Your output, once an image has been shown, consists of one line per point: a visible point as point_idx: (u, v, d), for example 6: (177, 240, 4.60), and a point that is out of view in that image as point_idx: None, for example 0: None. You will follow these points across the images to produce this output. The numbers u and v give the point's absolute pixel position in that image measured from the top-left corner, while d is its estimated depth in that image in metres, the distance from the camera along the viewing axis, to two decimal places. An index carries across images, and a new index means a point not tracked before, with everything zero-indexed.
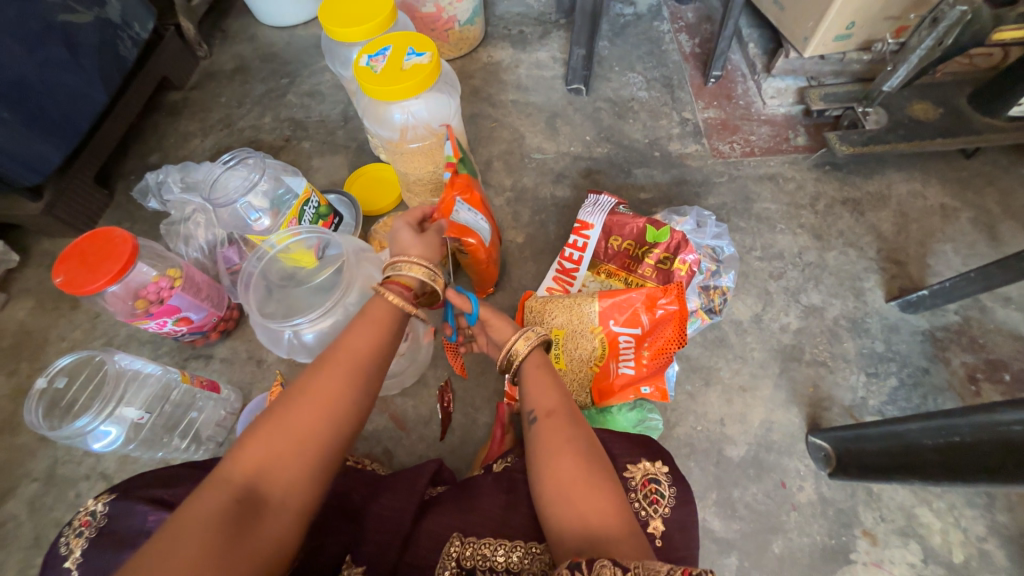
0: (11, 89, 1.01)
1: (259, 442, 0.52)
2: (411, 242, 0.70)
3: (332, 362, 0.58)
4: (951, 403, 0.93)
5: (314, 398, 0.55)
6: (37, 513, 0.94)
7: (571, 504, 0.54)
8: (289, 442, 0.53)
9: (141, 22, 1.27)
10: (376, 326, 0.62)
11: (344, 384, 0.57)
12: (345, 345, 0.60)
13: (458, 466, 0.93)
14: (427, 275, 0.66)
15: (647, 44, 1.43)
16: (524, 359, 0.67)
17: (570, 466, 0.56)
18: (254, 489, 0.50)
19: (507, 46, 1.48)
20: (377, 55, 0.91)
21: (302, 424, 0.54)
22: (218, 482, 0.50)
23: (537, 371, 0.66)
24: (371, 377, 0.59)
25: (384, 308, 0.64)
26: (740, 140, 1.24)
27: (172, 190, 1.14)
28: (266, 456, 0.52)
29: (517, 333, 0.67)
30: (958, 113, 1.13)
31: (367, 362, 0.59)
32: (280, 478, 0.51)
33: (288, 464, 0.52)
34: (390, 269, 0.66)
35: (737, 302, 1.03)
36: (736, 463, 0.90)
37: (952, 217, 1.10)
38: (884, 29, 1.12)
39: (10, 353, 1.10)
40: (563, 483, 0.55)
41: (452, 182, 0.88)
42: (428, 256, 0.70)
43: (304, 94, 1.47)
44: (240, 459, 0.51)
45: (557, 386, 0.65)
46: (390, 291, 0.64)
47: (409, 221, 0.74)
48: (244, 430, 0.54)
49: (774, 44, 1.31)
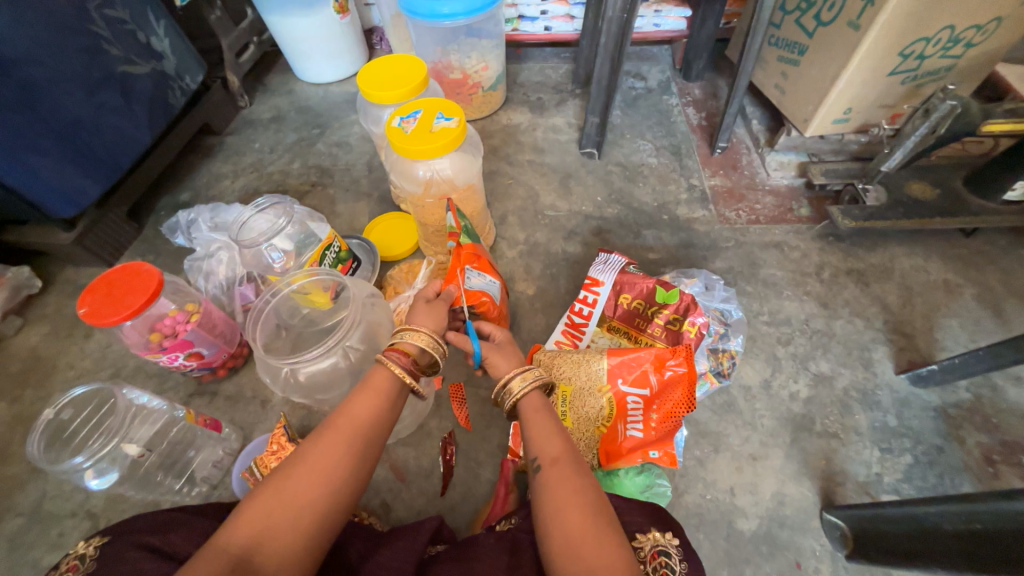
0: (66, 128, 1.09)
1: (257, 510, 0.52)
2: (421, 313, 0.75)
3: (334, 431, 0.59)
4: (969, 485, 0.90)
5: (314, 466, 0.56)
6: (15, 552, 0.90)
7: (580, 558, 0.52)
8: (288, 511, 0.52)
9: (191, 75, 1.40)
10: (378, 394, 0.64)
11: (344, 453, 0.57)
12: (347, 414, 0.61)
13: (458, 525, 0.89)
14: (432, 344, 0.69)
15: (657, 115, 1.53)
16: (526, 398, 0.66)
17: (578, 517, 0.55)
18: (249, 560, 0.49)
19: (525, 111, 1.59)
20: (408, 117, 0.98)
21: (301, 492, 0.54)
22: (212, 552, 0.48)
23: (539, 413, 0.66)
24: (371, 446, 0.60)
25: (385, 379, 0.65)
26: (745, 208, 1.29)
27: (200, 228, 1.19)
28: (264, 523, 0.51)
29: (519, 369, 0.68)
30: (954, 194, 1.19)
31: (367, 432, 0.60)
32: (277, 548, 0.50)
33: (285, 535, 0.51)
34: (395, 337, 0.69)
35: (745, 366, 1.03)
36: (747, 538, 0.86)
37: (956, 292, 1.12)
38: (880, 115, 1.21)
39: (17, 379, 1.10)
40: (573, 535, 0.54)
41: (458, 252, 0.90)
42: (433, 327, 0.73)
43: (333, 144, 1.56)
44: (236, 529, 0.50)
45: (560, 429, 0.64)
46: (391, 358, 0.66)
47: (427, 294, 0.80)
48: (242, 499, 0.53)
49: (776, 122, 1.41)
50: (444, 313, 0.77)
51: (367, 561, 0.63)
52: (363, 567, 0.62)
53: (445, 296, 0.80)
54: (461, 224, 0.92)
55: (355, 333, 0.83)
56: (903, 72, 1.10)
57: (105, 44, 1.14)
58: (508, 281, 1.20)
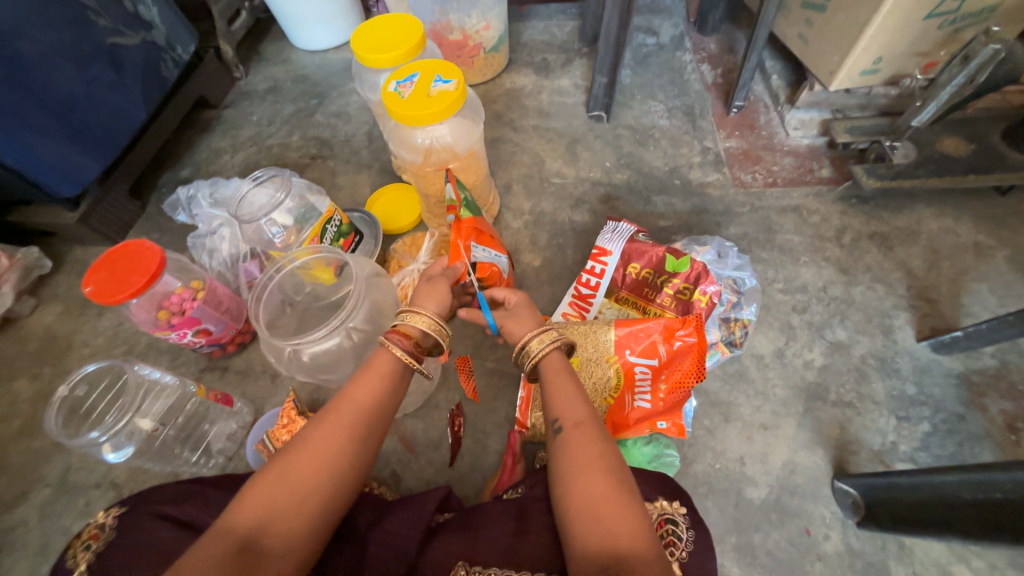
0: (59, 105, 1.07)
1: (262, 493, 0.52)
2: (424, 294, 0.74)
3: (336, 416, 0.59)
4: (989, 453, 0.87)
5: (317, 451, 0.56)
6: (47, 519, 0.94)
7: (599, 520, 0.51)
8: (293, 495, 0.53)
9: (182, 45, 1.35)
10: (380, 379, 0.63)
11: (346, 438, 0.57)
12: (349, 399, 0.61)
13: (467, 494, 0.90)
14: (433, 327, 0.67)
15: (669, 73, 1.44)
16: (547, 360, 0.66)
17: (599, 481, 0.54)
18: (256, 542, 0.49)
19: (530, 73, 1.51)
20: (404, 81, 0.94)
21: (304, 476, 0.54)
22: (219, 534, 0.49)
23: (559, 374, 0.65)
24: (374, 430, 0.60)
25: (388, 361, 0.64)
26: (762, 170, 1.23)
27: (201, 204, 1.17)
28: (269, 506, 0.51)
29: (538, 330, 0.68)
30: (990, 149, 1.11)
31: (370, 417, 0.60)
32: (283, 531, 0.51)
33: (291, 517, 0.52)
34: (398, 318, 0.68)
35: (758, 335, 1.00)
36: (757, 506, 0.85)
37: (986, 255, 1.06)
38: (913, 65, 1.12)
39: (36, 357, 1.13)
40: (593, 497, 0.53)
41: (458, 226, 0.83)
42: (438, 309, 0.73)
43: (331, 114, 1.52)
44: (242, 511, 0.51)
45: (582, 394, 0.63)
46: (393, 341, 0.65)
47: (430, 273, 0.79)
48: (246, 482, 0.54)
49: (798, 77, 1.32)
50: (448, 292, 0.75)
51: (375, 528, 0.64)
52: (371, 535, 0.63)
53: (449, 274, 0.79)
54: (462, 196, 0.85)
55: (359, 312, 0.82)
56: (942, 15, 1.01)
57: (91, 14, 1.09)
58: (514, 252, 1.17)
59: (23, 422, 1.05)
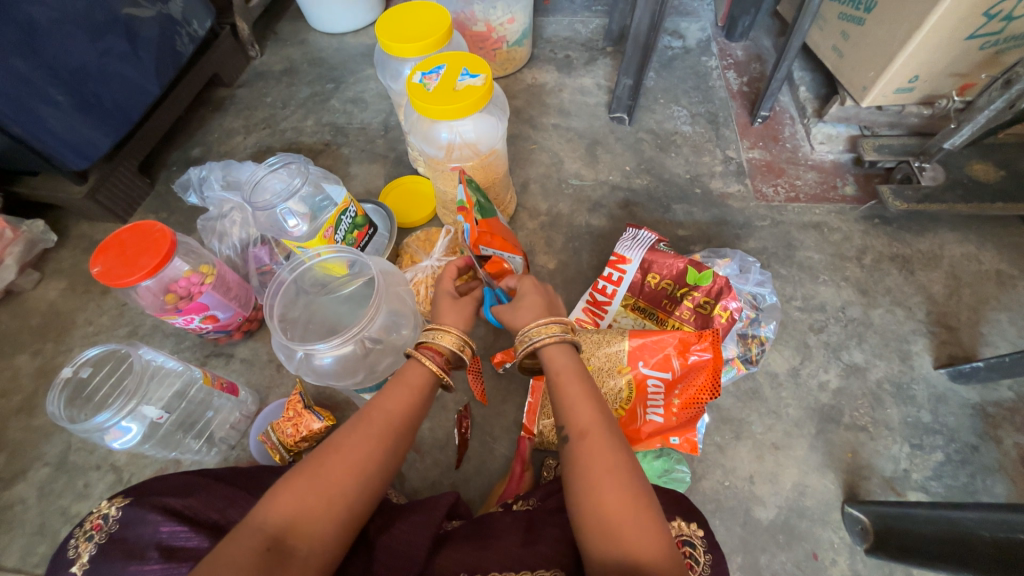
0: (71, 75, 1.03)
1: (292, 493, 0.52)
2: (445, 309, 0.74)
3: (366, 424, 0.59)
4: (1001, 486, 0.87)
5: (346, 459, 0.56)
6: (45, 499, 0.93)
7: (618, 540, 0.50)
8: (321, 498, 0.53)
9: (199, 20, 1.31)
10: (411, 391, 0.64)
11: (375, 446, 0.58)
12: (379, 409, 0.61)
13: (472, 498, 0.89)
14: (458, 343, 0.68)
15: (694, 79, 1.41)
16: (551, 352, 0.65)
17: (619, 497, 0.52)
18: (283, 541, 0.49)
19: (551, 69, 1.48)
20: (430, 73, 0.91)
21: (333, 481, 0.54)
22: (249, 530, 0.49)
23: (569, 375, 0.62)
24: (400, 442, 0.60)
25: (419, 373, 0.65)
26: (785, 184, 1.21)
27: (212, 187, 1.14)
28: (298, 507, 0.51)
29: (538, 322, 0.66)
30: (1020, 177, 1.09)
31: (399, 428, 0.61)
32: (309, 532, 0.51)
33: (318, 520, 0.52)
34: (427, 333, 0.69)
35: (773, 353, 0.99)
36: (764, 527, 0.84)
37: (1009, 284, 1.05)
38: (949, 85, 1.09)
39: (38, 332, 1.11)
40: (613, 513, 0.51)
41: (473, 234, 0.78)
42: (460, 324, 0.72)
43: (347, 101, 1.48)
44: (273, 509, 0.51)
45: (592, 395, 0.61)
46: (424, 355, 0.66)
47: (446, 287, 0.77)
48: (277, 480, 0.54)
49: (827, 90, 1.30)
50: (468, 308, 0.75)
51: (383, 534, 0.63)
52: (379, 540, 0.63)
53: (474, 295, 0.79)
54: (474, 198, 0.79)
55: (376, 321, 0.78)
56: (983, 36, 0.98)
57: None
58: (528, 253, 1.15)
59: (23, 398, 1.03)
